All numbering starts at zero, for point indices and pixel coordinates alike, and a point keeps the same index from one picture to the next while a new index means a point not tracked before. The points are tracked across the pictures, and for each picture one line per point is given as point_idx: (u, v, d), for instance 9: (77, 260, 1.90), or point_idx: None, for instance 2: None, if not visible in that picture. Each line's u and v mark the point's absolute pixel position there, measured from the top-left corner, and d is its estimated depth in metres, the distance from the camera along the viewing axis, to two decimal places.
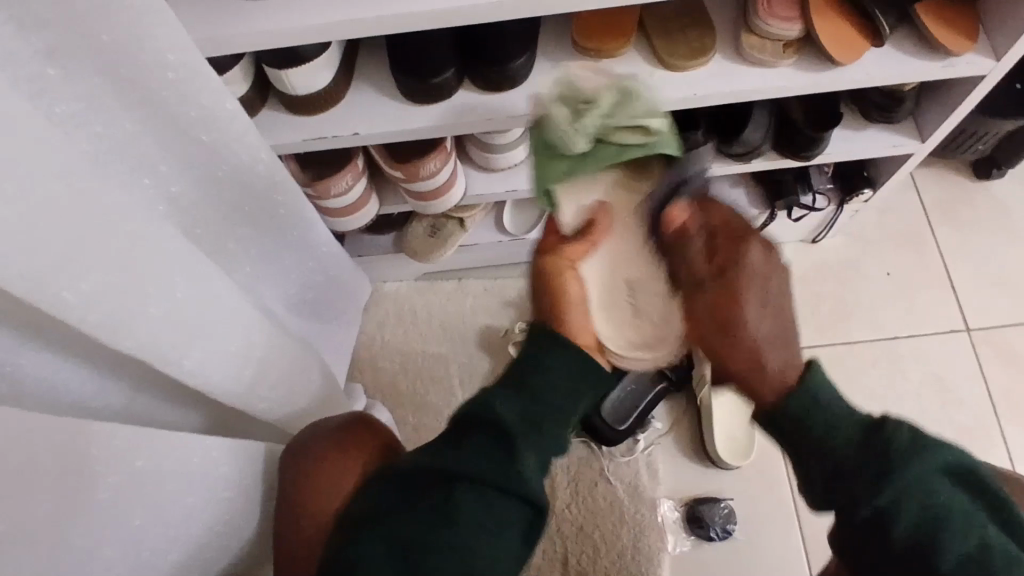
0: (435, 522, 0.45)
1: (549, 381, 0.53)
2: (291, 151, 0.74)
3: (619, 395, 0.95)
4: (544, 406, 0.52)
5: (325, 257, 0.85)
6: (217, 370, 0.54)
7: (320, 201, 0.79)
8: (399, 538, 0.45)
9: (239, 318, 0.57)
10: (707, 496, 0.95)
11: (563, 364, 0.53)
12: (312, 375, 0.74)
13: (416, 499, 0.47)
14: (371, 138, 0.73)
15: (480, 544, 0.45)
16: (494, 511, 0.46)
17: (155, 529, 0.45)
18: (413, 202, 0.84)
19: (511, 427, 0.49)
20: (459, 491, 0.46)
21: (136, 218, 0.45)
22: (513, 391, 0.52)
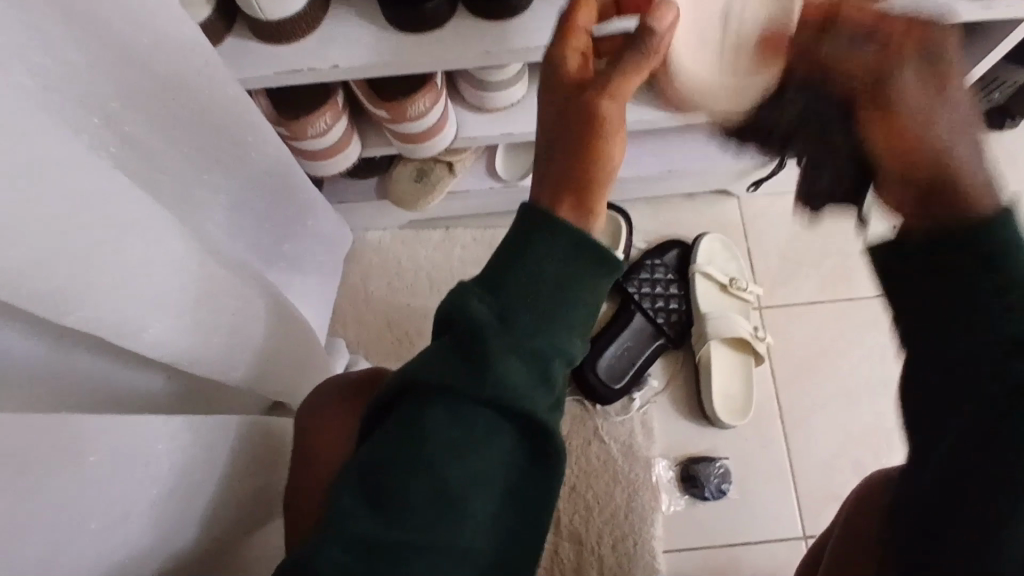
0: (404, 441, 0.39)
1: (538, 271, 0.41)
2: (262, 85, 0.66)
3: (615, 351, 0.92)
4: (529, 309, 0.40)
5: (302, 206, 0.77)
6: (187, 339, 0.48)
7: (295, 142, 0.71)
8: (372, 458, 0.39)
9: (209, 279, 0.50)
10: (702, 455, 0.93)
11: (548, 261, 0.41)
12: (294, 336, 0.68)
13: (393, 417, 0.40)
14: (353, 72, 0.65)
15: (449, 471, 0.38)
16: (466, 437, 0.39)
17: (121, 526, 0.39)
18: (399, 144, 0.76)
19: (488, 340, 0.39)
20: (427, 410, 0.39)
21: (82, 170, 0.37)
22: (495, 291, 0.41)
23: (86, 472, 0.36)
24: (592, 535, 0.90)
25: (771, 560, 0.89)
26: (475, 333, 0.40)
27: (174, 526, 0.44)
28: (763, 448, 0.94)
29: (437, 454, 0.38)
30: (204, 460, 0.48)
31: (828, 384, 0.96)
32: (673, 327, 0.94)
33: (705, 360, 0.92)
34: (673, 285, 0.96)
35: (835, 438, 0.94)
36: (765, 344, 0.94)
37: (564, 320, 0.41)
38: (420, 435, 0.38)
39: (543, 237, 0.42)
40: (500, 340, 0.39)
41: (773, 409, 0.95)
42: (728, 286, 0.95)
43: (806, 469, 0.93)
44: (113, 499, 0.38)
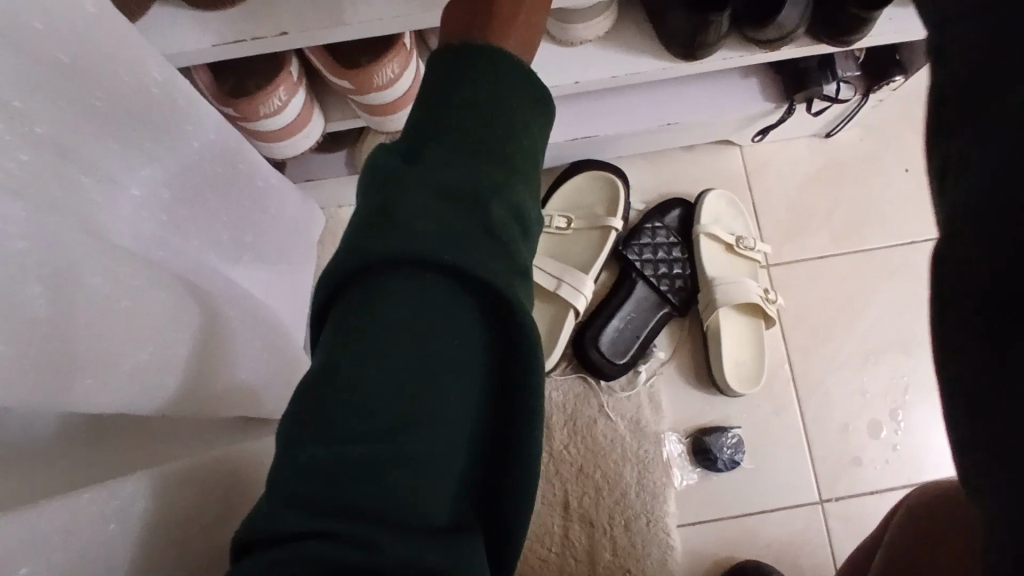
0: (331, 356, 0.29)
1: (460, 111, 0.32)
2: (199, 62, 0.56)
3: (617, 325, 0.87)
4: (461, 162, 0.31)
5: (260, 190, 0.69)
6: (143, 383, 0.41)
7: (247, 123, 0.62)
8: (307, 391, 0.29)
9: (150, 304, 0.43)
10: (714, 425, 0.88)
11: (477, 98, 0.32)
12: (265, 343, 0.60)
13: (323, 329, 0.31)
14: (305, 39, 0.55)
15: (397, 383, 0.29)
16: (406, 332, 0.29)
17: None
18: (367, 117, 0.67)
19: (408, 197, 0.30)
20: (356, 307, 0.29)
21: None
22: (418, 146, 0.32)
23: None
24: (602, 516, 0.86)
25: (789, 529, 0.86)
26: (390, 195, 0.30)
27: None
28: (776, 414, 0.89)
29: (366, 359, 0.29)
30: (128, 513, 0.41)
31: (842, 341, 0.91)
32: (677, 294, 0.88)
33: (713, 329, 0.86)
34: (676, 249, 0.89)
35: (850, 398, 0.89)
36: (776, 306, 0.88)
37: (509, 168, 0.32)
38: (341, 349, 0.29)
39: (469, 88, 0.32)
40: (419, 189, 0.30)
41: (786, 372, 0.90)
42: (735, 245, 0.88)
43: (820, 431, 0.89)
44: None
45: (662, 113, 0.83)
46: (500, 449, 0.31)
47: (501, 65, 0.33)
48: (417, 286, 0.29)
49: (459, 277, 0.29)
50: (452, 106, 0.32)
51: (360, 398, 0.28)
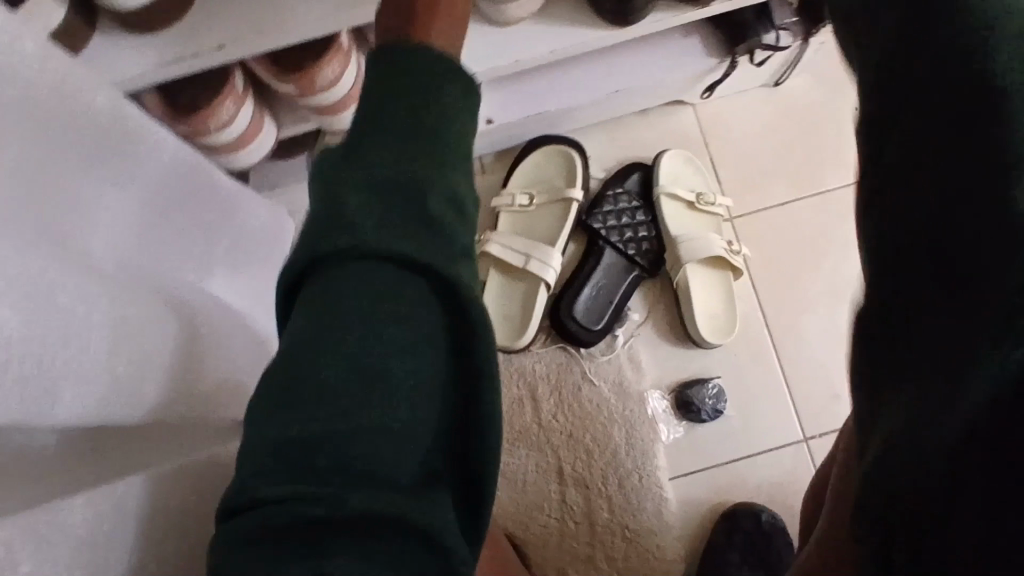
0: (297, 367, 0.30)
1: (403, 119, 0.34)
2: (147, 84, 0.58)
3: (590, 292, 0.89)
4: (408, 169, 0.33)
5: (224, 201, 0.71)
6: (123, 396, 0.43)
7: (200, 138, 0.64)
8: (274, 405, 0.30)
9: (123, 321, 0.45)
10: (693, 379, 0.91)
11: (420, 106, 0.34)
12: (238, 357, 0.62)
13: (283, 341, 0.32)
14: (246, 49, 0.57)
15: (363, 380, 0.30)
16: (370, 337, 0.30)
17: None
18: (318, 118, 0.69)
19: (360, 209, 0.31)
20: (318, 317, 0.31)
21: None
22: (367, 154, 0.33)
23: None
24: (596, 477, 0.89)
25: (777, 469, 0.90)
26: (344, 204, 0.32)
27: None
28: (753, 360, 0.92)
29: (330, 365, 0.30)
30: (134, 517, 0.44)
31: (810, 283, 0.93)
32: (645, 256, 0.90)
33: (683, 286, 0.89)
34: (639, 212, 0.91)
35: (823, 336, 0.92)
36: (741, 257, 0.90)
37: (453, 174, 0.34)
38: (308, 339, 0.31)
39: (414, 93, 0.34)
40: (376, 199, 0.32)
41: (759, 319, 0.93)
42: (696, 202, 0.90)
43: (798, 372, 0.92)
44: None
45: (609, 81, 0.85)
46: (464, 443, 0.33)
47: (448, 78, 0.35)
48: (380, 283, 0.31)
49: (416, 273, 0.31)
50: (398, 113, 0.34)
51: (327, 387, 0.30)
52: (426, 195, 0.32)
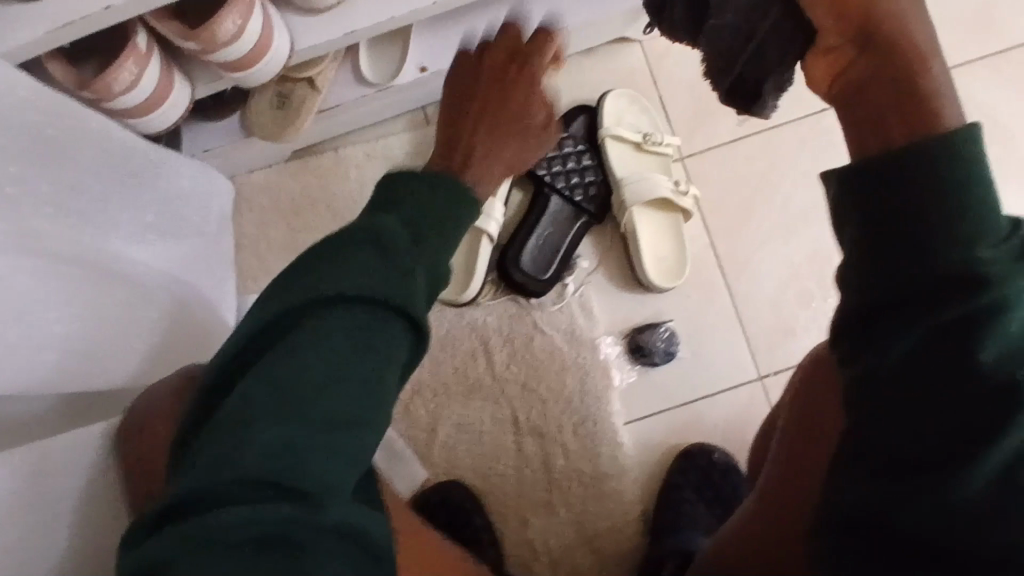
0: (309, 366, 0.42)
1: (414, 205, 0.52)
2: (38, 53, 0.56)
3: (537, 242, 0.88)
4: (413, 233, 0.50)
5: (146, 169, 0.69)
6: None
7: (106, 103, 0.62)
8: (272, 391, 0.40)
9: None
10: (646, 323, 0.90)
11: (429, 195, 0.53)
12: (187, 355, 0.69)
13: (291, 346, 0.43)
14: (131, 9, 0.54)
15: (329, 384, 0.42)
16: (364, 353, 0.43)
17: None
18: (230, 75, 0.66)
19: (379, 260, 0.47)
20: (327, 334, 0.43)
21: None
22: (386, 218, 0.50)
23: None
24: (551, 426, 0.90)
25: (731, 408, 0.90)
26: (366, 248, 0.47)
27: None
28: (707, 301, 0.91)
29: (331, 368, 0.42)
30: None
31: (763, 221, 0.92)
32: (592, 202, 0.89)
33: (631, 230, 0.87)
34: (585, 157, 0.89)
35: (776, 273, 0.91)
36: (690, 198, 0.89)
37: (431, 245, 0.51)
38: (293, 351, 0.42)
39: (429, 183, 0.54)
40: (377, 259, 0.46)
41: (711, 259, 0.91)
42: (643, 143, 0.88)
43: (752, 311, 0.91)
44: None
45: None
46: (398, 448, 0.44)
47: (435, 187, 0.54)
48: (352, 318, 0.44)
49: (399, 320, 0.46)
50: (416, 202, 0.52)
51: (314, 383, 0.41)
52: (404, 243, 0.48)
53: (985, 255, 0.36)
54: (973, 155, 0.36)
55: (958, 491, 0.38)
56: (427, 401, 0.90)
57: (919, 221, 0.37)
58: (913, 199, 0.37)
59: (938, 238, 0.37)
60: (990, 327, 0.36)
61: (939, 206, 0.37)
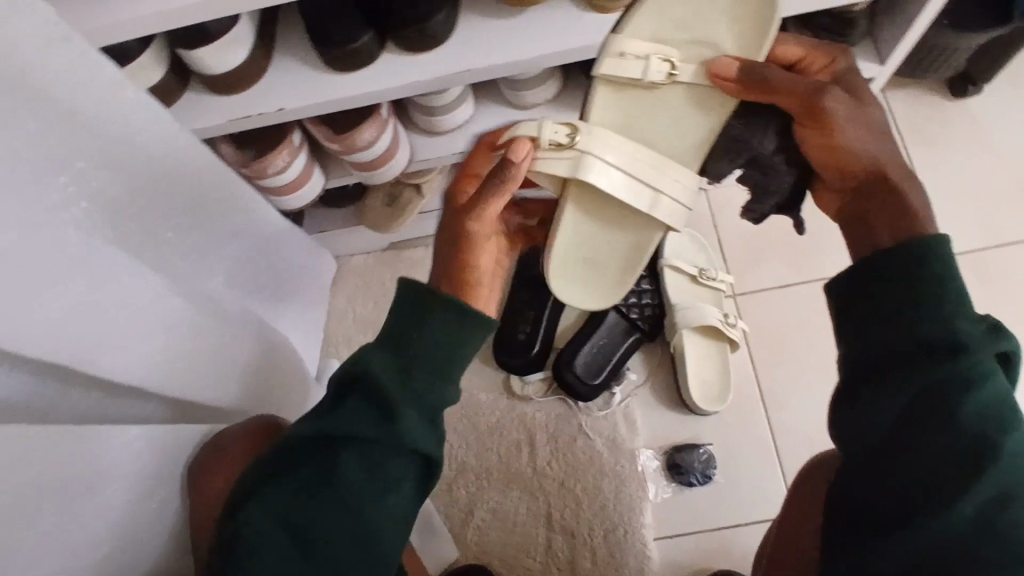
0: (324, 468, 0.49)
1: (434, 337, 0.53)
2: (217, 133, 0.71)
3: (591, 350, 0.96)
4: (428, 360, 0.53)
5: (273, 237, 0.84)
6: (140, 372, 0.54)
7: (258, 182, 0.77)
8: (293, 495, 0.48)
9: (149, 310, 0.57)
10: (685, 443, 0.95)
11: (437, 329, 0.53)
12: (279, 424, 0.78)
13: (302, 463, 0.49)
14: (297, 114, 0.70)
15: (333, 513, 0.47)
16: (379, 474, 0.49)
17: (73, 538, 0.46)
18: (357, 173, 0.82)
19: (391, 398, 0.50)
20: (340, 456, 0.49)
21: None
22: (388, 349, 0.53)
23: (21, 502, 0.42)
24: (583, 526, 0.93)
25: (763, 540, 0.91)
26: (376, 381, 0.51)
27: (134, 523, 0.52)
28: (747, 430, 0.95)
29: (342, 489, 0.48)
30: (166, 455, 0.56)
31: (807, 359, 0.97)
32: (646, 321, 0.97)
33: (680, 350, 0.94)
34: (644, 281, 0.99)
35: (819, 413, 0.94)
36: (738, 330, 0.95)
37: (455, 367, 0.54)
38: (291, 484, 0.48)
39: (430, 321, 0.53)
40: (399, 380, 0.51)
41: (755, 389, 0.96)
42: (698, 277, 0.97)
43: (792, 446, 0.94)
44: (57, 512, 0.45)
45: None
46: (400, 533, 0.50)
47: (445, 322, 0.53)
48: (359, 460, 0.49)
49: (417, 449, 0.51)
50: (422, 320, 0.53)
51: (336, 493, 0.48)
52: (389, 391, 0.50)
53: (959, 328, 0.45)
54: (942, 256, 0.47)
55: (941, 521, 0.41)
56: (468, 482, 0.96)
57: (912, 298, 0.47)
58: (895, 278, 0.48)
59: (922, 319, 0.46)
60: (964, 384, 0.43)
61: (921, 280, 0.47)
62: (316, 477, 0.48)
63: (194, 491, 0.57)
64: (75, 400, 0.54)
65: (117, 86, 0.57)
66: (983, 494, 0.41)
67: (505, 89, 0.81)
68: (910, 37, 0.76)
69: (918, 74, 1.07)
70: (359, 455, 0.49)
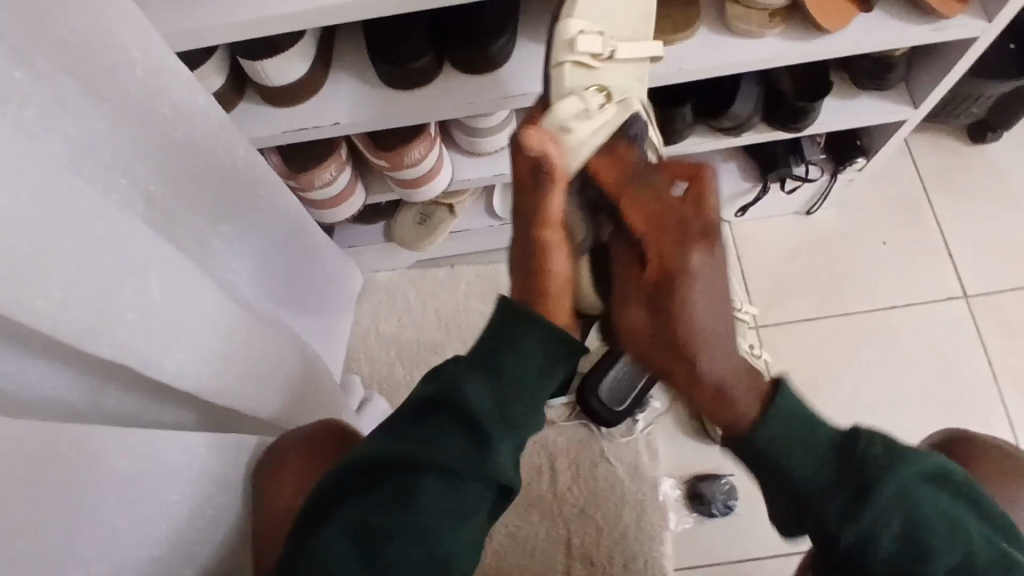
0: (404, 493, 0.46)
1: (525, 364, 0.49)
2: (270, 144, 0.72)
3: (616, 374, 0.93)
4: (520, 388, 0.49)
5: (313, 248, 0.84)
6: (195, 377, 0.54)
7: (305, 195, 0.78)
8: (369, 520, 0.45)
9: (213, 315, 0.56)
10: (707, 473, 0.95)
11: (532, 353, 0.49)
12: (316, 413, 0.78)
13: (379, 485, 0.46)
14: (353, 129, 0.71)
15: (413, 544, 0.45)
16: (461, 503, 0.46)
17: (137, 541, 0.45)
18: (399, 190, 0.83)
19: (484, 430, 0.47)
20: (422, 484, 0.46)
21: (115, 230, 0.45)
22: (480, 368, 0.49)
23: (96, 500, 0.41)
24: (603, 554, 0.92)
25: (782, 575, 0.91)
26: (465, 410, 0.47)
27: (196, 531, 0.50)
28: None
29: (422, 522, 0.45)
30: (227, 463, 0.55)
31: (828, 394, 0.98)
32: None
33: None
34: None
35: None
36: (762, 361, 0.96)
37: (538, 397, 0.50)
38: (369, 508, 0.45)
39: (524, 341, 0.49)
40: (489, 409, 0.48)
41: None
42: None
43: None
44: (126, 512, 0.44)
45: None
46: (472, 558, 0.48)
47: (543, 345, 0.50)
48: (445, 487, 0.46)
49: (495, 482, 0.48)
50: (513, 344, 0.49)
51: (415, 523, 0.45)
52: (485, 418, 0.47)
53: (801, 429, 0.48)
54: None
55: None
56: None
57: None
58: None
59: None
60: None
61: None
62: (396, 506, 0.45)
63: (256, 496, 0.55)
64: (129, 402, 0.54)
65: (189, 91, 0.57)
66: (951, 563, 0.45)
67: None
68: (946, 85, 0.79)
69: (939, 120, 1.10)
70: (441, 483, 0.46)
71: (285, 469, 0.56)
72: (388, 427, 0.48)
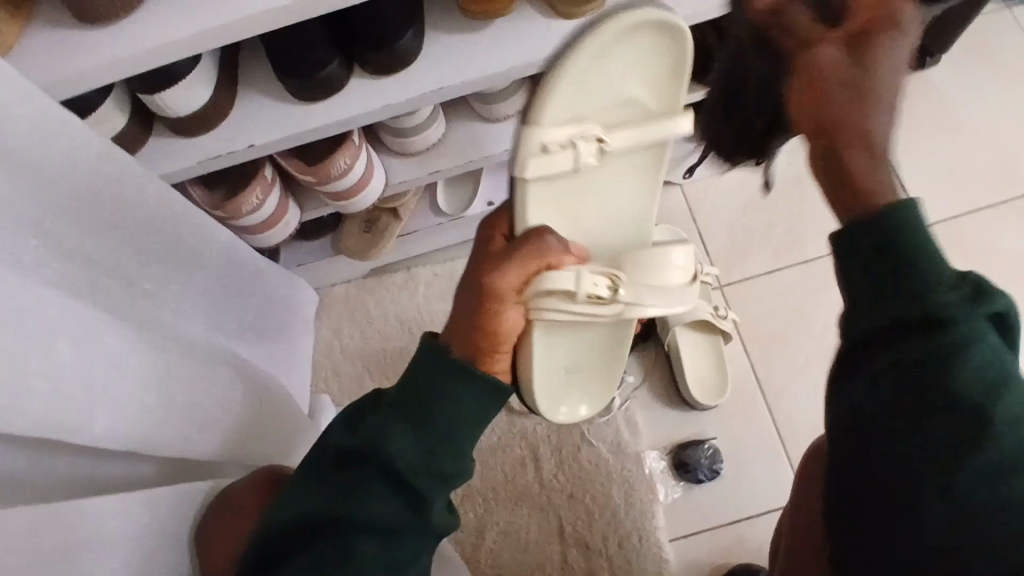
0: (335, 552, 0.45)
1: (394, 419, 0.49)
2: (187, 177, 0.69)
3: None
4: (433, 437, 0.48)
5: (255, 276, 0.81)
6: (129, 432, 0.52)
7: (235, 222, 0.76)
8: None
9: (140, 364, 0.53)
10: (690, 440, 0.94)
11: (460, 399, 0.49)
12: (281, 447, 0.77)
13: (313, 542, 0.46)
14: (269, 148, 0.68)
15: None
16: (391, 555, 0.46)
17: None
18: (334, 203, 0.81)
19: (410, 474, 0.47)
20: (353, 542, 0.45)
21: (18, 297, 0.43)
22: (401, 420, 0.49)
23: None
24: (597, 537, 0.92)
25: None
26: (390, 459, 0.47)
27: None
28: (747, 421, 0.95)
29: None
30: (176, 516, 0.53)
31: (798, 343, 0.98)
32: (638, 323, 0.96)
33: (674, 348, 0.94)
34: None
35: (817, 393, 0.95)
36: (729, 321, 0.95)
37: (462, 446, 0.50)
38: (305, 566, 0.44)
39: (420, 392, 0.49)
40: (410, 450, 0.48)
41: (752, 380, 0.97)
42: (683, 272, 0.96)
43: (794, 432, 0.94)
44: None
45: None
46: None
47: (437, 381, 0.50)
48: (372, 546, 0.45)
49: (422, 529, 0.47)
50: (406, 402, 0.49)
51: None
52: (412, 462, 0.47)
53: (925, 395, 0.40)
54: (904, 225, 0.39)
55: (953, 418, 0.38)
56: (475, 505, 0.94)
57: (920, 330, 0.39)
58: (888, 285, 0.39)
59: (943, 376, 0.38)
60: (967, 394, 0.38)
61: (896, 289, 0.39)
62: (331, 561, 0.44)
63: (211, 553, 0.54)
64: (73, 466, 0.51)
65: (79, 134, 0.54)
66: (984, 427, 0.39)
67: (474, 104, 0.81)
68: None
69: None
70: (373, 542, 0.45)
71: (238, 511, 0.55)
72: (310, 481, 0.48)
